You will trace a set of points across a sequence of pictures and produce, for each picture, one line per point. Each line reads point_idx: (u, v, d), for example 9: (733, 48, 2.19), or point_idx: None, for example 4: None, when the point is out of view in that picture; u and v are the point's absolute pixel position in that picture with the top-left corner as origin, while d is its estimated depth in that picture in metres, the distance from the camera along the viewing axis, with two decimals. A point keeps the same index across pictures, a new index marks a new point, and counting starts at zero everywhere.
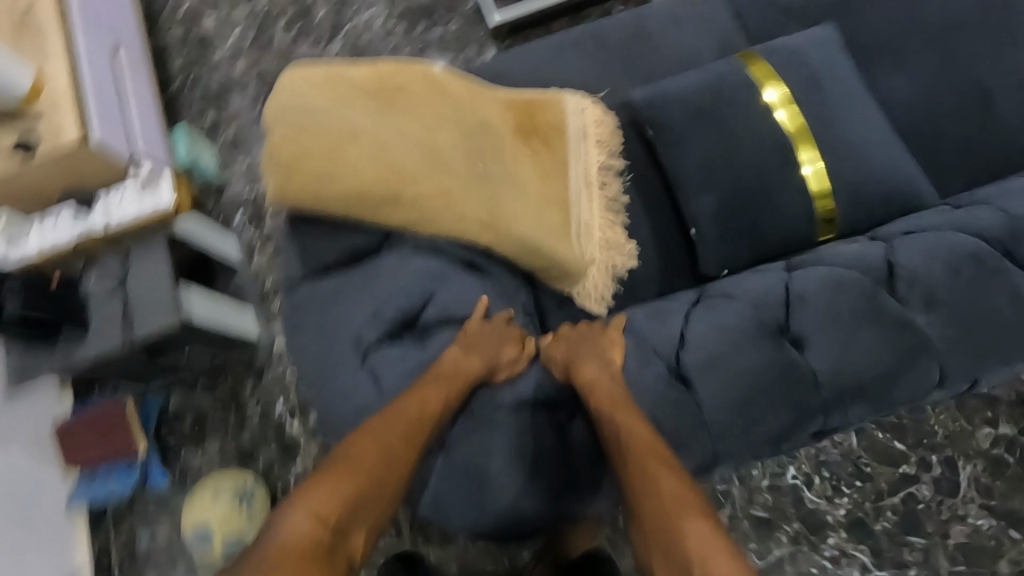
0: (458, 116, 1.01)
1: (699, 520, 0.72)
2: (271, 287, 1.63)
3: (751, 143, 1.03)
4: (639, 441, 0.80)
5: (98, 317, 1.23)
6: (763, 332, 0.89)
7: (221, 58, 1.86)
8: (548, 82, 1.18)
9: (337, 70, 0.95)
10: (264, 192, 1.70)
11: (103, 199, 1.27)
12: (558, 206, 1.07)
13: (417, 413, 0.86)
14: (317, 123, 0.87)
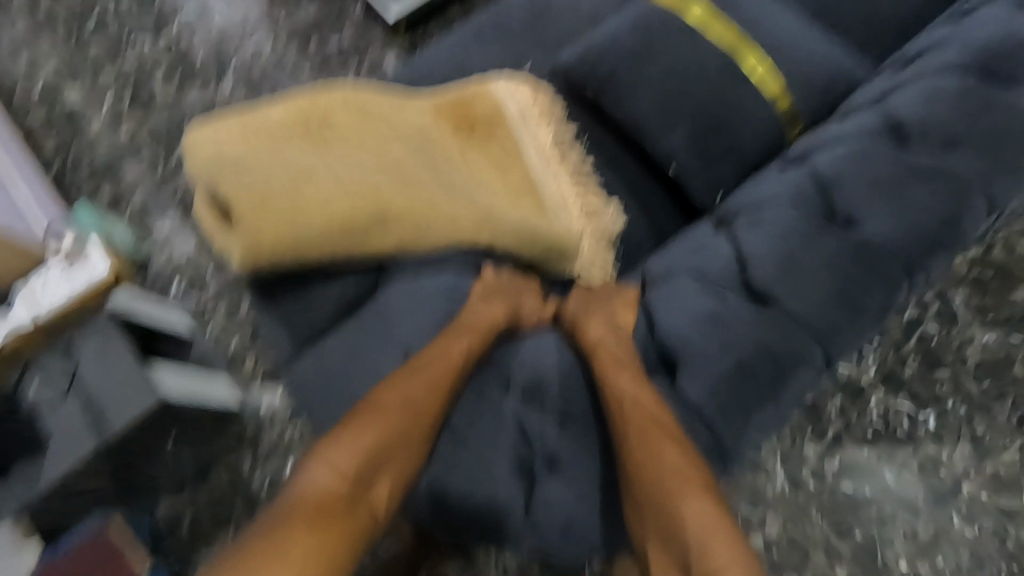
0: (393, 128, 0.89)
1: (705, 503, 0.65)
2: (239, 347, 1.48)
3: (693, 67, 0.94)
4: (643, 410, 0.73)
5: (55, 430, 1.02)
6: (816, 225, 0.78)
7: (100, 129, 1.68)
8: (466, 73, 1.07)
9: (253, 115, 0.84)
10: (197, 252, 1.55)
11: (23, 291, 1.08)
12: (525, 189, 0.96)
13: (439, 356, 0.80)
14: (259, 171, 0.79)
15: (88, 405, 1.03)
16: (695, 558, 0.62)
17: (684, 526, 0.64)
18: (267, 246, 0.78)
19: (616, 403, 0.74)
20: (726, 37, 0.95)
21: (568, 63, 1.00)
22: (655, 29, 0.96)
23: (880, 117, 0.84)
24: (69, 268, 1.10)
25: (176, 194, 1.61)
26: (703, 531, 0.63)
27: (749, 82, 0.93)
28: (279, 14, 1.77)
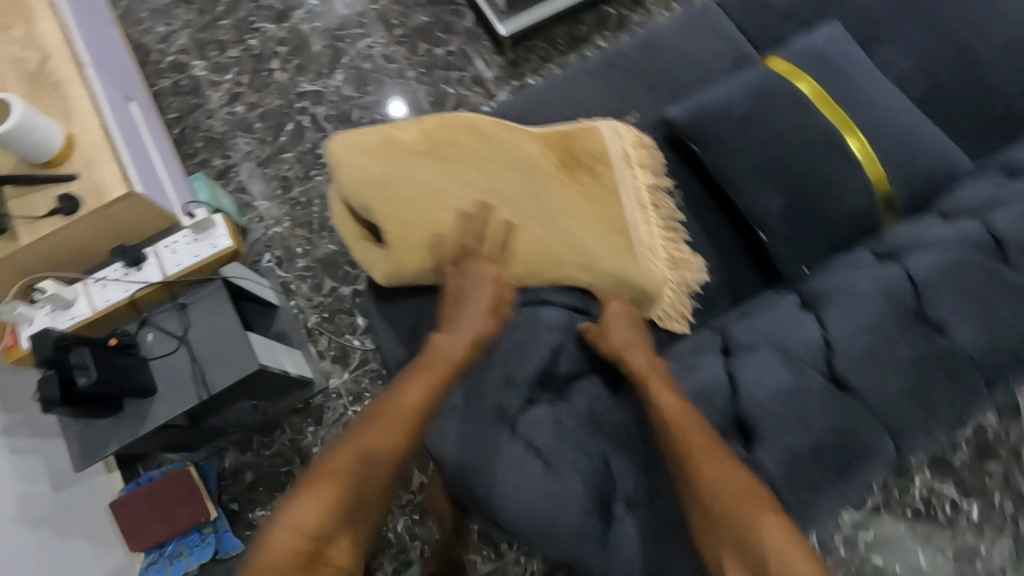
0: (507, 160, 0.99)
1: (777, 521, 0.67)
2: (316, 323, 1.59)
3: (799, 142, 0.98)
4: (695, 433, 0.75)
5: (163, 379, 1.15)
6: (905, 322, 0.81)
7: (218, 103, 1.81)
8: (574, 112, 1.13)
9: (391, 135, 0.98)
10: (290, 230, 1.67)
11: (153, 250, 1.18)
12: (618, 230, 1.01)
13: (398, 404, 0.79)
14: (392, 188, 0.95)
15: (193, 361, 1.15)
16: (775, 566, 0.63)
17: (762, 542, 0.65)
18: (405, 268, 0.95)
19: (664, 417, 0.78)
20: (837, 117, 1.01)
21: (673, 119, 1.04)
22: (767, 99, 1.01)
23: (982, 227, 0.86)
24: (196, 237, 1.21)
25: (277, 173, 1.73)
26: (782, 545, 0.64)
27: (854, 163, 0.97)
28: (393, 17, 1.87)
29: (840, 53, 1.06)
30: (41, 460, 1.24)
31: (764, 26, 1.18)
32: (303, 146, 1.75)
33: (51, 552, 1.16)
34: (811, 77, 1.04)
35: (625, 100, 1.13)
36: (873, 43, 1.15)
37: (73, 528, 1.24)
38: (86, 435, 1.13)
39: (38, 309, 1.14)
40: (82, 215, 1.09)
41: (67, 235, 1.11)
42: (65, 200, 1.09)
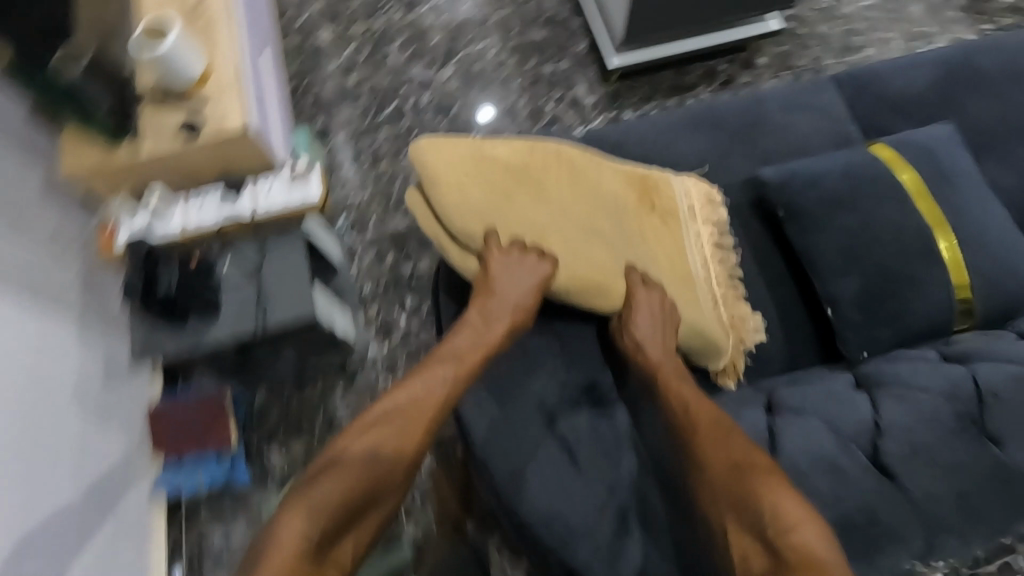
0: (596, 191, 1.02)
1: (778, 482, 0.77)
2: (370, 292, 1.66)
3: (888, 232, 0.98)
4: (705, 415, 0.88)
5: (228, 304, 1.22)
6: (962, 424, 0.81)
7: (334, 69, 1.92)
8: (671, 152, 1.15)
9: (484, 155, 0.96)
10: (370, 200, 1.75)
11: (251, 186, 1.29)
12: (683, 277, 1.04)
13: (413, 403, 0.89)
14: (495, 214, 0.94)
15: (259, 295, 1.22)
16: (789, 530, 0.72)
17: (773, 503, 0.75)
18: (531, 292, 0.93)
19: (679, 406, 0.91)
20: (932, 214, 0.99)
21: (764, 180, 1.06)
22: (864, 184, 1.01)
23: None
24: (291, 184, 1.30)
25: (371, 146, 1.82)
26: (795, 511, 0.74)
27: (939, 265, 0.96)
28: (512, 27, 1.96)
29: (949, 153, 1.05)
30: (103, 352, 1.34)
31: (874, 112, 1.19)
32: (400, 126, 1.84)
33: (85, 435, 1.24)
34: (915, 168, 1.03)
35: (725, 151, 1.15)
36: (981, 154, 1.15)
37: (112, 423, 1.32)
38: (147, 339, 1.21)
39: (138, 215, 1.24)
40: (200, 141, 1.20)
41: (184, 154, 1.22)
42: (190, 126, 1.20)
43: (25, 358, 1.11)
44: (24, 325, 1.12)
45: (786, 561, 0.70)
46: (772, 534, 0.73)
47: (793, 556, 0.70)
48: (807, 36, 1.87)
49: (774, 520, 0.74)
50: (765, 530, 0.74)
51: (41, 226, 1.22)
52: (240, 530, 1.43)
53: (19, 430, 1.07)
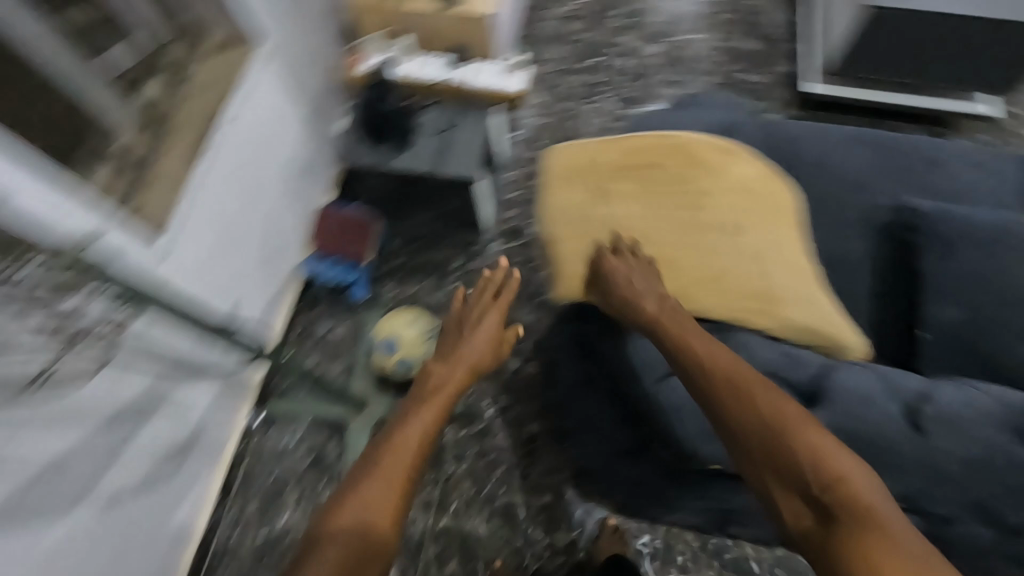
0: (711, 175, 1.07)
1: (810, 435, 0.82)
2: (513, 199, 1.84)
3: (1012, 286, 1.03)
4: (721, 362, 0.92)
5: (418, 143, 1.48)
6: (1007, 425, 0.89)
7: (557, 13, 2.13)
8: (832, 159, 1.23)
9: (594, 155, 1.12)
10: (543, 127, 1.95)
11: (470, 63, 1.53)
12: (799, 273, 1.02)
13: (399, 443, 1.00)
14: (586, 211, 1.10)
15: (443, 147, 1.48)
16: (835, 481, 0.77)
17: (805, 456, 0.80)
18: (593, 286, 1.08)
19: (693, 359, 0.93)
20: None
21: (913, 206, 1.12)
22: (1010, 237, 1.05)
23: None
24: (501, 73, 1.52)
25: (562, 85, 2.02)
26: (828, 452, 0.80)
27: None
28: (728, 32, 2.08)
29: None
30: (311, 147, 1.64)
31: None
32: (594, 79, 2.03)
33: (279, 198, 1.53)
34: None
35: (885, 175, 1.21)
36: None
37: (296, 202, 1.61)
38: (351, 145, 1.50)
39: (383, 53, 1.53)
40: (453, 14, 1.47)
41: (432, 19, 1.49)
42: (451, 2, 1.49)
43: (269, 116, 1.42)
44: (277, 94, 1.44)
45: (841, 515, 0.74)
46: (818, 489, 0.77)
47: (848, 511, 0.74)
48: (1016, 134, 1.83)
49: (816, 477, 0.78)
50: (808, 488, 0.78)
51: (312, 34, 1.54)
52: (340, 331, 1.70)
53: (251, 158, 1.39)
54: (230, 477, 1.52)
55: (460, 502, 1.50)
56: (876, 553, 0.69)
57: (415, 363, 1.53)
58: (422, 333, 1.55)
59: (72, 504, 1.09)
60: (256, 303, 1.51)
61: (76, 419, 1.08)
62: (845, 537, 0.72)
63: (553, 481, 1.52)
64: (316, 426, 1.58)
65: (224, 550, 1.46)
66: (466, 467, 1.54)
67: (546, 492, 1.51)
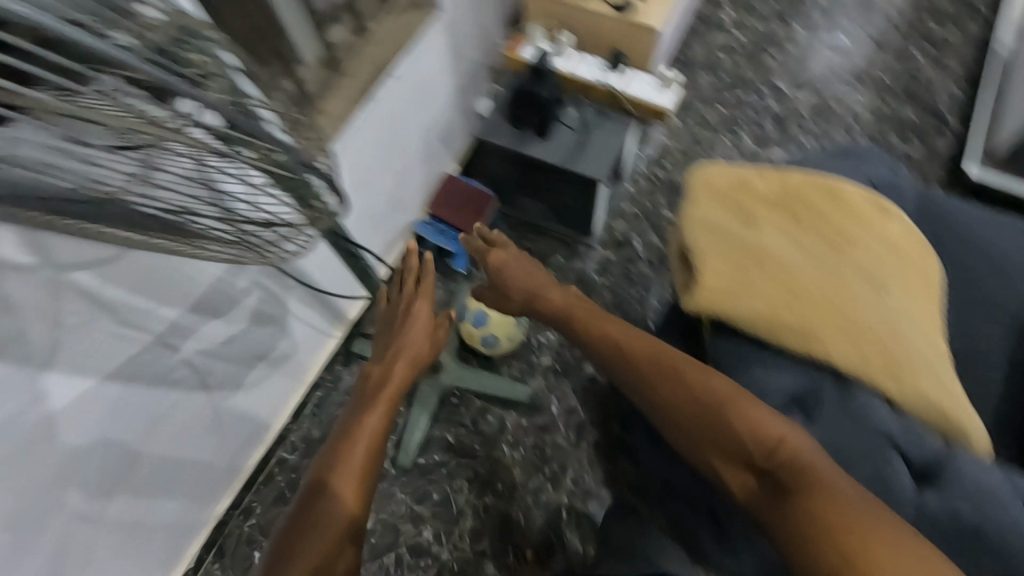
0: (866, 226, 1.03)
1: (743, 407, 0.89)
2: (627, 210, 1.84)
3: None
4: (642, 348, 1.03)
5: (557, 136, 1.52)
6: None
7: (714, 42, 2.12)
8: (989, 246, 1.16)
9: (748, 177, 1.10)
10: (674, 149, 1.94)
11: (626, 71, 1.56)
12: (932, 349, 0.96)
13: (353, 429, 0.86)
14: (725, 222, 1.05)
15: (580, 145, 1.51)
16: (777, 448, 0.84)
17: (745, 425, 0.87)
18: (711, 295, 1.00)
19: (624, 353, 1.04)
20: None
21: None
22: None
23: None
24: (654, 86, 1.55)
25: (702, 112, 2.00)
26: (764, 418, 0.87)
27: None
28: (889, 96, 1.99)
29: None
30: (453, 118, 1.71)
31: None
32: (737, 112, 1.99)
33: (412, 157, 1.60)
34: None
35: None
36: None
37: (426, 165, 1.69)
38: (493, 124, 1.56)
39: (547, 43, 1.57)
40: (624, 17, 1.49)
41: (602, 23, 1.52)
42: (625, 3, 1.49)
43: (427, 79, 1.49)
44: (440, 61, 1.50)
45: (783, 478, 0.81)
46: (762, 462, 0.85)
47: (786, 473, 0.81)
48: None
49: (760, 447, 0.85)
50: (750, 457, 0.86)
51: (484, 12, 1.60)
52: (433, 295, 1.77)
53: (402, 113, 1.46)
54: (305, 400, 1.61)
55: (506, 486, 1.52)
56: (832, 502, 0.75)
57: (499, 341, 1.55)
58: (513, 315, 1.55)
59: (183, 385, 1.18)
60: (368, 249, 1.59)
61: (179, 294, 1.07)
62: (789, 502, 0.79)
63: (602, 492, 1.51)
64: None
65: (285, 464, 1.56)
66: (520, 453, 1.56)
67: (593, 501, 1.50)
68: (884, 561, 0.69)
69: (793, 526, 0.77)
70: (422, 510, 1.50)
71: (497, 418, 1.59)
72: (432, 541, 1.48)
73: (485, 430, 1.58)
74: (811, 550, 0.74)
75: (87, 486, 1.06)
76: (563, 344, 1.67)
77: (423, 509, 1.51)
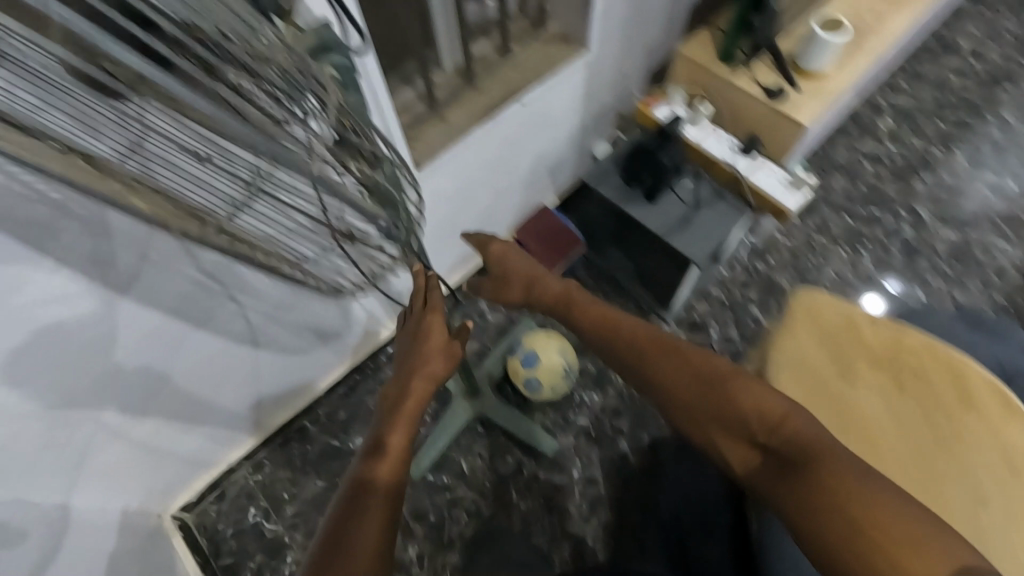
0: (980, 424, 0.90)
1: (745, 384, 0.84)
2: (714, 295, 1.74)
3: None
4: (640, 334, 0.97)
5: (664, 203, 1.45)
6: None
7: (862, 148, 1.97)
8: None
9: (862, 323, 0.98)
10: (783, 247, 1.81)
11: (758, 158, 1.47)
12: None
13: (399, 398, 0.90)
14: (819, 371, 0.96)
15: (685, 220, 1.44)
16: (779, 416, 0.79)
17: (741, 400, 0.82)
18: None
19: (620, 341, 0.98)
20: None
21: None
22: None
23: None
24: (781, 182, 1.44)
25: (826, 217, 1.86)
26: (760, 393, 0.82)
27: None
28: None
29: None
30: (566, 154, 1.68)
31: None
32: (865, 228, 1.84)
33: (514, 181, 1.58)
34: None
35: None
36: None
37: (525, 192, 1.67)
38: (603, 172, 1.51)
39: (684, 107, 1.50)
40: (772, 103, 1.39)
41: (747, 103, 1.44)
42: (778, 90, 1.40)
43: (552, 111, 1.46)
44: (571, 97, 1.48)
45: (788, 453, 0.76)
46: (762, 433, 0.79)
47: (791, 449, 0.76)
48: None
49: (761, 420, 0.80)
50: (750, 429, 0.81)
51: (629, 62, 1.57)
52: (493, 317, 1.74)
53: (518, 138, 1.44)
54: (341, 379, 1.64)
55: (502, 535, 1.47)
56: (842, 471, 0.71)
57: (542, 388, 1.50)
58: (564, 367, 1.50)
59: (236, 336, 1.22)
60: (444, 255, 1.59)
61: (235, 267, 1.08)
62: (796, 476, 0.74)
63: None
64: None
65: (305, 433, 1.59)
66: (527, 505, 1.50)
67: None
68: (881, 516, 0.67)
69: (799, 496, 0.72)
70: (415, 527, 1.48)
71: (515, 462, 1.55)
72: (414, 562, 1.45)
73: (500, 469, 1.54)
74: (816, 517, 0.70)
75: (123, 405, 1.12)
76: (604, 410, 1.59)
77: (416, 526, 1.48)
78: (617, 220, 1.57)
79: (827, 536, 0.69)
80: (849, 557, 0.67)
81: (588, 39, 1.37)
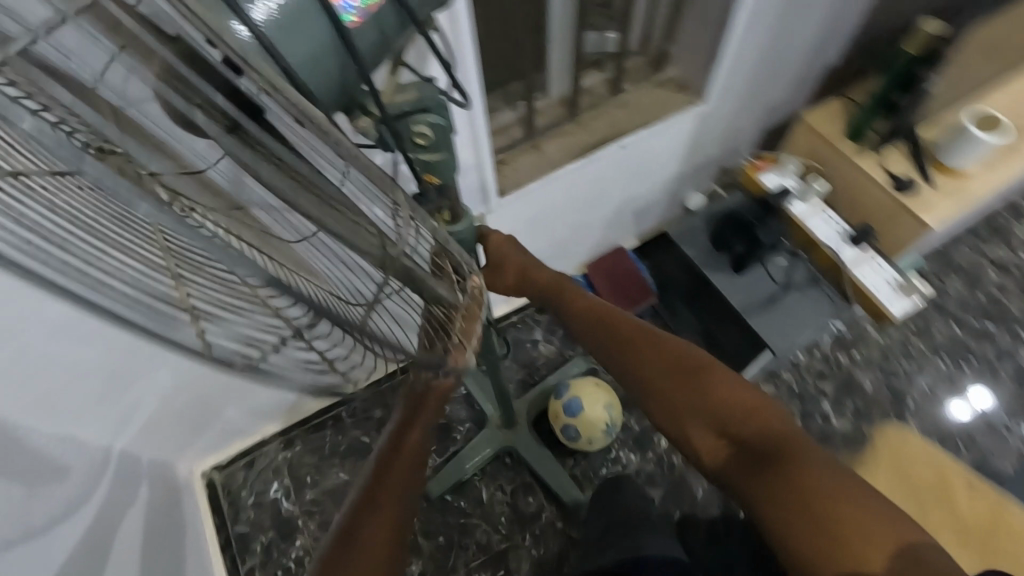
0: None
1: (721, 378, 0.87)
2: (783, 379, 1.61)
3: None
4: (627, 327, 0.93)
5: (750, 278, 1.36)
6: None
7: (989, 253, 1.76)
8: None
9: None
10: (875, 344, 1.64)
11: (867, 250, 1.34)
12: None
13: (395, 445, 0.73)
14: None
15: (769, 301, 1.34)
16: (750, 412, 0.84)
17: (716, 397, 0.86)
18: None
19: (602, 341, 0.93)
20: None
21: None
22: None
23: None
24: (888, 282, 1.32)
25: (930, 322, 1.67)
26: (734, 390, 0.86)
27: None
28: None
29: None
30: (655, 201, 1.59)
31: None
32: (973, 343, 1.64)
33: (594, 220, 1.51)
34: None
35: None
36: None
37: (603, 231, 1.60)
38: (691, 230, 1.42)
39: (795, 179, 1.39)
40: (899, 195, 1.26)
41: (868, 189, 1.31)
42: (908, 182, 1.26)
43: (650, 158, 1.39)
44: (674, 146, 1.40)
45: (760, 450, 0.82)
46: (733, 428, 0.84)
47: (764, 445, 0.82)
48: None
49: (734, 415, 0.84)
50: (724, 425, 0.85)
51: (745, 119, 1.46)
52: (545, 348, 1.68)
53: (609, 179, 1.37)
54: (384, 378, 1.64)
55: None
56: (811, 470, 0.78)
57: (580, 439, 1.44)
58: (606, 421, 1.44)
59: None
60: None
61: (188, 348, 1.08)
62: (766, 473, 0.80)
63: None
64: (465, 402, 1.61)
65: (339, 423, 1.61)
66: (538, 552, 1.45)
67: None
68: (852, 516, 0.73)
69: (772, 494, 0.78)
70: (422, 544, 1.46)
71: (536, 504, 1.50)
72: None
73: (519, 508, 1.49)
74: (785, 522, 0.76)
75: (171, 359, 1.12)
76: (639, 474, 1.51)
77: (424, 543, 1.47)
78: (695, 283, 1.47)
79: (792, 532, 0.75)
80: (811, 551, 0.73)
81: (708, 90, 1.28)
